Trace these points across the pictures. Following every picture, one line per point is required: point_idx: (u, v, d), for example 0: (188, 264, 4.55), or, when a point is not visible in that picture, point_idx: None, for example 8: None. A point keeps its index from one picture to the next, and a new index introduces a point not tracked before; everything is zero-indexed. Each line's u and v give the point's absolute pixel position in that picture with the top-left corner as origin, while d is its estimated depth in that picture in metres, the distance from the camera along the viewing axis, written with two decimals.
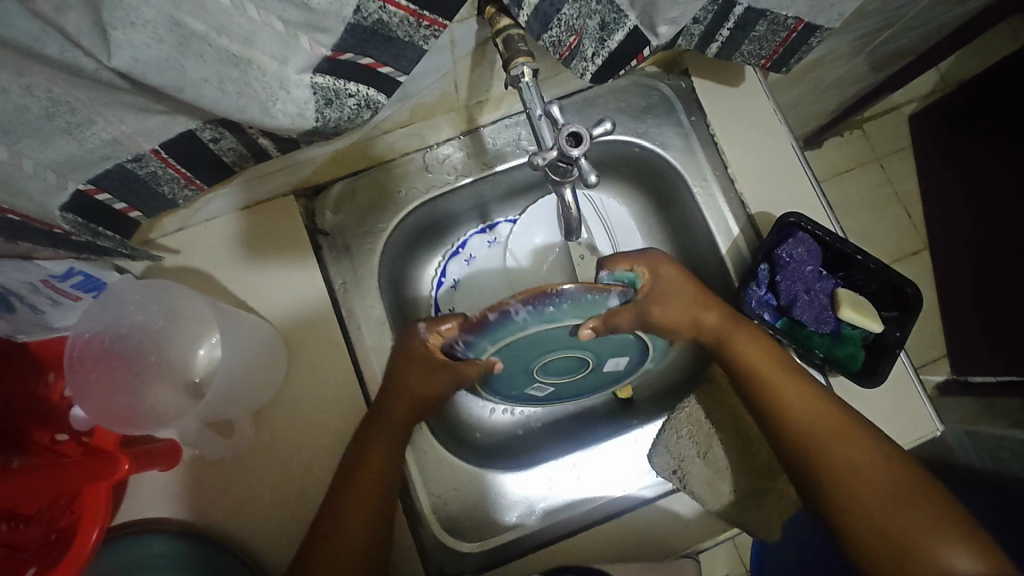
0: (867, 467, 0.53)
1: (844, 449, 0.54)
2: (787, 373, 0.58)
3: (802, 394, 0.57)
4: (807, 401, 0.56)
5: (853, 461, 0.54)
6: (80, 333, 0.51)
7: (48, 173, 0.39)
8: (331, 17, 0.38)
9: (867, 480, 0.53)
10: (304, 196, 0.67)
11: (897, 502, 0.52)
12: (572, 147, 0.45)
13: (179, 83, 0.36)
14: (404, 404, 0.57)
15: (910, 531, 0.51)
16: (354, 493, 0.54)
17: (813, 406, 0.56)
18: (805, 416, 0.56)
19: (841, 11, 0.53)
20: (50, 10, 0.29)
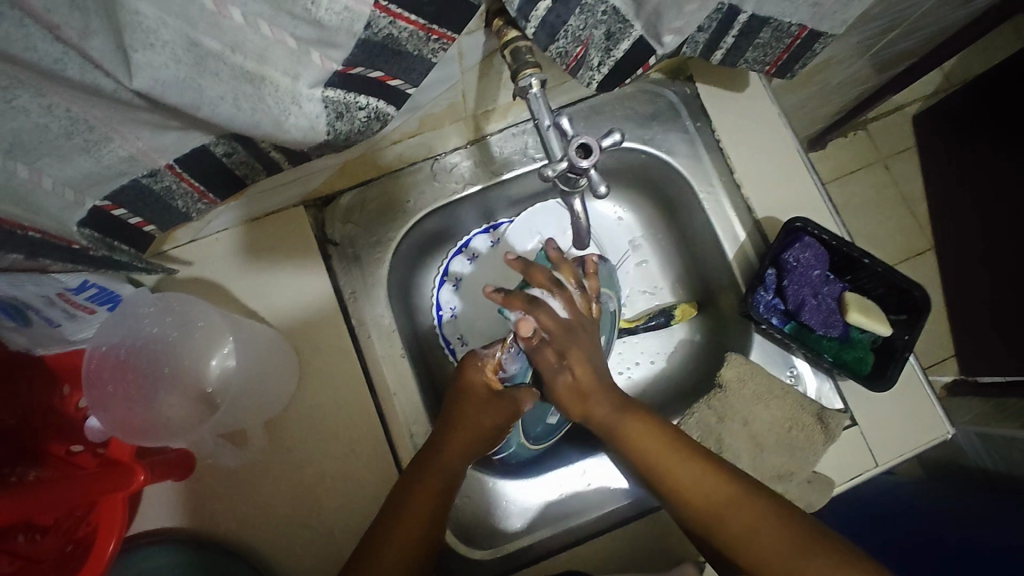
0: (761, 542, 0.51)
1: (732, 523, 0.52)
2: (669, 451, 0.56)
3: (683, 470, 0.55)
4: (693, 480, 0.54)
5: (746, 538, 0.51)
6: (98, 346, 0.52)
7: (66, 190, 0.40)
8: (342, 33, 0.38)
9: (763, 556, 0.50)
10: (314, 207, 0.67)
11: (797, 566, 0.49)
12: (582, 158, 0.45)
13: (195, 101, 0.36)
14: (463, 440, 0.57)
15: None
16: (399, 535, 0.52)
17: (699, 488, 0.54)
18: (694, 494, 0.53)
19: (844, 18, 0.53)
20: (69, 35, 0.30)
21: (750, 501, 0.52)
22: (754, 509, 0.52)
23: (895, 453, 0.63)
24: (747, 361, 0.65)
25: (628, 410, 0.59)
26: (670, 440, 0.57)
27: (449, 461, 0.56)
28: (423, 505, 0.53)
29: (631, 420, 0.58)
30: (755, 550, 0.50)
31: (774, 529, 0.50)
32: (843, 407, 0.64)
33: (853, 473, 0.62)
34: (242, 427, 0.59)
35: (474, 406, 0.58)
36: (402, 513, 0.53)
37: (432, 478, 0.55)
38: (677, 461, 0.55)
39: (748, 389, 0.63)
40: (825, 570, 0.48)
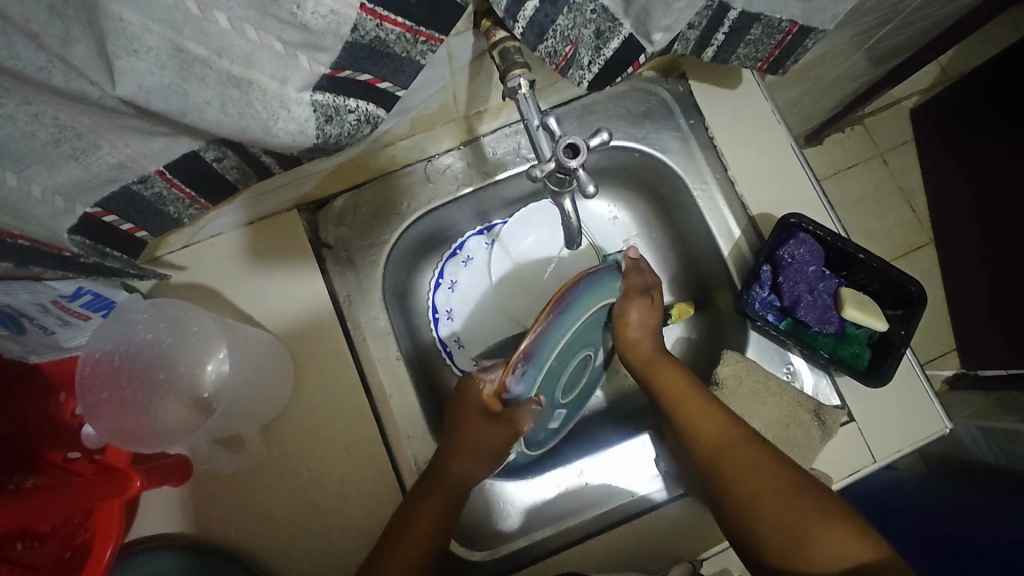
0: (762, 479, 0.54)
1: (737, 456, 0.56)
2: (692, 391, 0.60)
3: (697, 405, 0.59)
4: (705, 414, 0.58)
5: (749, 471, 0.55)
6: (91, 352, 0.52)
7: (56, 197, 0.40)
8: (329, 36, 0.38)
9: (761, 488, 0.54)
10: (308, 210, 0.67)
11: (789, 500, 0.53)
12: (570, 158, 0.45)
13: (180, 106, 0.37)
14: (471, 453, 0.58)
15: (804, 523, 0.51)
16: (405, 547, 0.53)
17: (710, 421, 0.58)
18: (704, 425, 0.58)
19: (834, 13, 0.53)
20: (49, 42, 0.30)
21: (755, 440, 0.56)
22: (758, 450, 0.56)
23: (893, 449, 0.63)
24: (744, 358, 0.64)
25: (664, 356, 0.64)
26: (689, 382, 0.61)
27: (454, 477, 0.57)
28: (429, 518, 0.55)
29: (666, 364, 0.63)
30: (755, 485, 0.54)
31: (766, 474, 0.54)
32: (841, 403, 0.64)
33: (851, 469, 0.62)
34: (238, 431, 0.59)
35: (476, 424, 0.58)
36: (410, 526, 0.54)
37: (438, 491, 0.56)
38: (693, 396, 0.60)
39: (745, 387, 0.63)
40: (815, 504, 0.52)
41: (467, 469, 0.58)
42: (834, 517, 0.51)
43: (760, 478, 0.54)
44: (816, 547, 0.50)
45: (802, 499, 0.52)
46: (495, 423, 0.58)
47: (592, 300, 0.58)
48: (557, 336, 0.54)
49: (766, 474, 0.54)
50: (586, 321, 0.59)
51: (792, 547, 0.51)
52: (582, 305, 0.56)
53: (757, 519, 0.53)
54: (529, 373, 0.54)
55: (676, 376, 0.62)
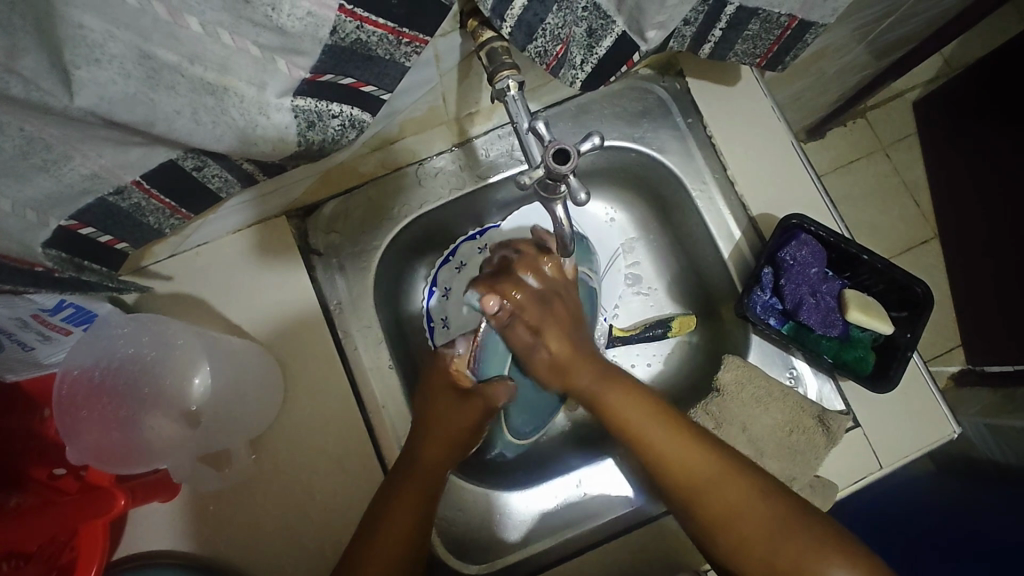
0: (750, 521, 0.51)
1: (721, 495, 0.52)
2: (648, 418, 0.55)
3: (668, 438, 0.54)
4: (688, 453, 0.53)
5: (736, 512, 0.52)
6: (70, 369, 0.51)
7: (28, 212, 0.38)
8: (307, 39, 0.36)
9: (750, 533, 0.51)
10: (296, 217, 0.65)
11: (781, 540, 0.51)
12: (560, 164, 0.43)
13: (149, 117, 0.35)
14: (438, 444, 0.55)
15: (795, 562, 0.50)
16: (378, 561, 0.50)
17: (694, 462, 0.53)
18: (678, 464, 0.53)
19: (835, 7, 0.51)
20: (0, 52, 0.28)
21: (739, 474, 0.53)
22: (743, 482, 0.52)
23: (900, 454, 0.61)
24: (745, 363, 0.63)
25: (613, 380, 0.57)
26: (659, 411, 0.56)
27: (428, 469, 0.55)
28: (399, 527, 0.52)
29: (612, 388, 0.57)
30: (746, 525, 0.51)
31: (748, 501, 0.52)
32: (845, 408, 0.62)
33: (857, 476, 0.60)
34: (226, 446, 0.58)
35: (451, 406, 0.57)
36: (376, 538, 0.51)
37: (408, 496, 0.53)
38: (669, 428, 0.55)
39: (747, 393, 0.61)
40: (807, 544, 0.50)
41: (443, 454, 0.56)
42: (826, 555, 0.50)
43: (743, 506, 0.52)
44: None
45: (796, 537, 0.51)
46: (467, 405, 0.57)
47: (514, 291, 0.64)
48: None
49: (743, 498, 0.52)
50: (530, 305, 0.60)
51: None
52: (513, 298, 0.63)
53: (747, 562, 0.52)
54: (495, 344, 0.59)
55: (629, 403, 0.56)
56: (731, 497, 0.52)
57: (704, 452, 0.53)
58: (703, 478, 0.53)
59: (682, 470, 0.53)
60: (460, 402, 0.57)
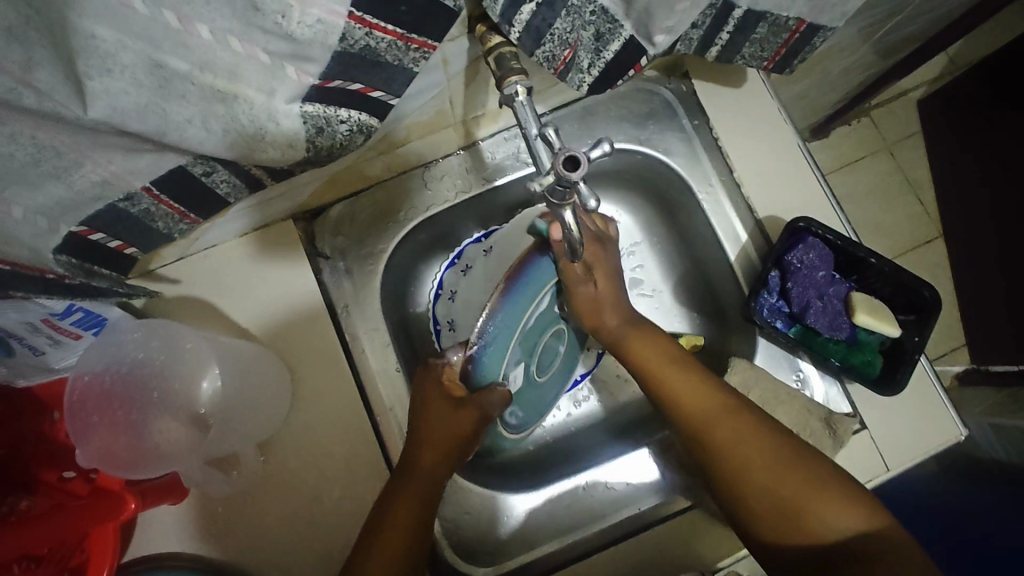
0: (747, 450, 0.52)
1: (729, 436, 0.53)
2: (668, 364, 0.58)
3: (689, 382, 0.56)
4: (695, 389, 0.56)
5: (748, 453, 0.52)
6: (81, 375, 0.52)
7: (38, 219, 0.38)
8: (316, 47, 0.36)
9: (751, 465, 0.52)
10: (303, 219, 0.66)
11: (781, 473, 0.51)
12: (569, 170, 0.44)
13: (160, 126, 0.35)
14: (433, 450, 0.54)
15: (794, 495, 0.50)
16: (375, 560, 0.50)
17: (697, 391, 0.56)
18: (688, 399, 0.55)
19: (843, 10, 0.51)
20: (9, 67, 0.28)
21: (738, 407, 0.54)
22: (751, 430, 0.53)
23: (906, 457, 0.61)
24: (752, 366, 0.63)
25: (640, 329, 0.60)
26: (669, 355, 0.59)
27: (431, 469, 0.54)
28: (396, 533, 0.51)
29: (637, 338, 0.60)
30: (745, 456, 0.52)
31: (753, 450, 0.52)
32: (852, 411, 0.62)
33: (864, 479, 0.60)
34: (234, 450, 0.57)
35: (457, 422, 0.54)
36: (378, 533, 0.52)
37: (407, 498, 0.53)
38: (683, 369, 0.57)
39: (754, 396, 0.61)
40: (807, 478, 0.50)
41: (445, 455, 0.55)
42: (824, 493, 0.50)
43: (751, 458, 0.52)
44: (805, 519, 0.49)
45: (795, 472, 0.51)
46: (461, 411, 0.54)
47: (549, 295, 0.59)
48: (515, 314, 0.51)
49: (750, 449, 0.52)
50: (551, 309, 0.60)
51: (779, 520, 0.50)
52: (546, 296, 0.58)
53: (748, 494, 0.52)
54: (495, 346, 0.51)
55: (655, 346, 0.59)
56: (740, 446, 0.53)
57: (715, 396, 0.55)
58: (717, 422, 0.54)
59: (699, 411, 0.55)
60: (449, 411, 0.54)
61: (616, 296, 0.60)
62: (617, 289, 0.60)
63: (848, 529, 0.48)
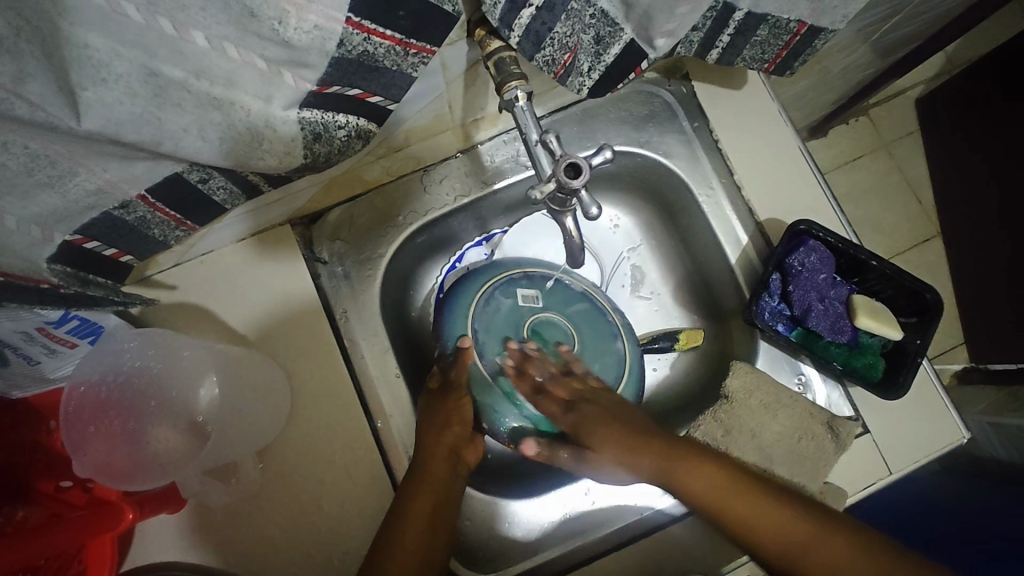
0: (771, 521, 0.50)
1: (788, 541, 0.49)
2: (701, 473, 0.54)
3: (725, 493, 0.53)
4: (710, 478, 0.54)
5: (806, 555, 0.49)
6: (75, 386, 0.51)
7: (32, 228, 0.38)
8: (314, 53, 0.36)
9: (786, 538, 0.49)
10: (301, 224, 0.65)
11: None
12: (571, 178, 0.44)
13: (156, 136, 0.35)
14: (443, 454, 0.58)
15: None
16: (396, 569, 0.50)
17: (709, 477, 0.54)
18: (738, 514, 0.51)
19: (845, 13, 0.51)
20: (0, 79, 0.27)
21: (771, 498, 0.52)
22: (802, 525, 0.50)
23: (910, 460, 0.61)
24: (753, 370, 0.62)
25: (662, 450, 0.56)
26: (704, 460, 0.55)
27: (435, 474, 0.56)
28: (416, 525, 0.53)
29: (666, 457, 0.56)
30: (783, 540, 0.50)
31: (818, 553, 0.48)
32: (853, 414, 0.62)
33: (866, 483, 0.60)
34: (234, 459, 0.57)
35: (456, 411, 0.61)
36: (393, 538, 0.52)
37: (419, 510, 0.53)
38: (721, 482, 0.53)
39: (756, 400, 0.61)
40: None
41: (448, 468, 0.58)
42: None
43: (819, 563, 0.48)
44: None
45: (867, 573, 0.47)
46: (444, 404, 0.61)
47: (514, 283, 0.67)
48: (462, 319, 0.64)
49: (811, 551, 0.49)
50: (507, 296, 0.66)
51: None
52: (502, 291, 0.66)
53: None
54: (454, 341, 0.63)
55: (682, 468, 0.55)
56: (803, 550, 0.49)
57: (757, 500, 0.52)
58: (768, 527, 0.50)
59: (751, 527, 0.51)
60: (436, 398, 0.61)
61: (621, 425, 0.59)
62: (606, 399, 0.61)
63: None
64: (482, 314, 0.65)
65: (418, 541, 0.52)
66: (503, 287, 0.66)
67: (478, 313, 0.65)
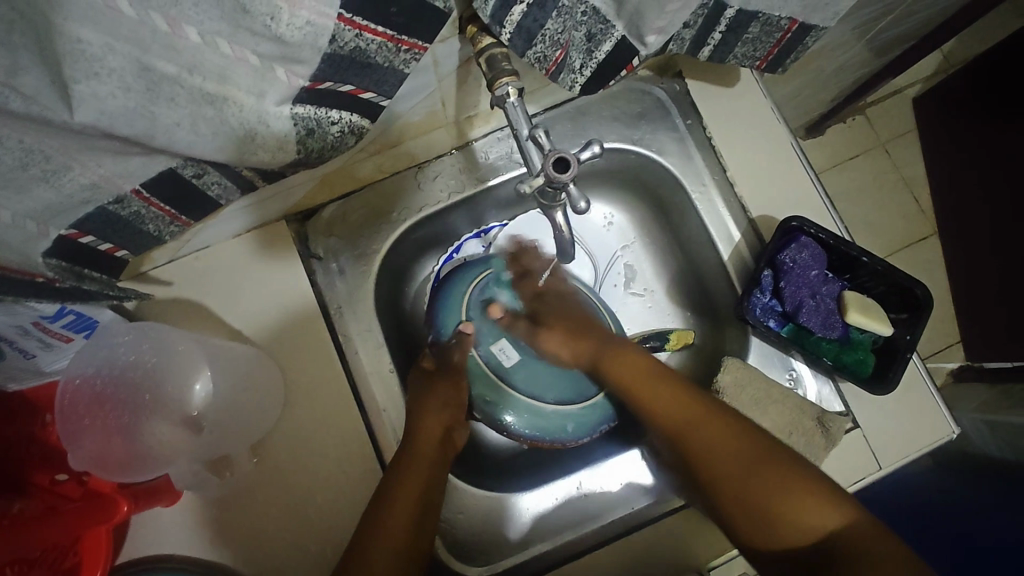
0: (703, 426, 0.55)
1: (704, 431, 0.55)
2: (634, 369, 0.61)
3: (655, 387, 0.59)
4: (665, 394, 0.58)
5: (710, 445, 0.54)
6: (71, 378, 0.51)
7: (28, 222, 0.38)
8: (306, 49, 0.36)
9: (709, 443, 0.54)
10: (296, 221, 0.65)
11: (746, 463, 0.52)
12: (560, 173, 0.45)
13: (149, 130, 0.35)
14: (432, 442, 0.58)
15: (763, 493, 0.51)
16: (380, 558, 0.51)
17: (632, 369, 0.61)
18: (660, 403, 0.58)
19: (836, 10, 0.51)
20: None
21: (693, 390, 0.58)
22: (712, 418, 0.55)
23: (899, 455, 0.61)
24: (745, 365, 0.63)
25: (608, 352, 0.63)
26: (641, 362, 0.61)
27: (423, 463, 0.57)
28: (401, 515, 0.53)
29: (614, 355, 0.62)
30: (691, 426, 0.56)
31: (711, 435, 0.55)
32: (844, 409, 0.62)
33: (856, 478, 0.60)
34: (227, 452, 0.58)
35: (443, 392, 0.62)
36: (379, 529, 0.52)
37: (405, 499, 0.53)
38: (656, 382, 0.59)
39: (747, 395, 0.61)
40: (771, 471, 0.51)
41: (437, 459, 0.58)
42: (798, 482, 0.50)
43: (718, 448, 0.54)
44: (780, 515, 0.50)
45: (760, 458, 0.52)
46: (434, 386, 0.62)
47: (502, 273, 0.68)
48: (456, 306, 0.66)
49: (709, 438, 0.54)
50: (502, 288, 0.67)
51: (749, 510, 0.51)
52: (493, 281, 0.68)
53: (721, 488, 0.53)
54: (448, 327, 0.64)
55: (630, 364, 0.61)
56: (704, 436, 0.55)
57: (685, 395, 0.58)
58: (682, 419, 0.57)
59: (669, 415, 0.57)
60: (427, 382, 0.62)
61: (581, 325, 0.66)
62: (580, 327, 0.66)
63: (829, 525, 0.48)
64: (476, 304, 0.66)
65: (403, 532, 0.53)
66: (500, 279, 0.68)
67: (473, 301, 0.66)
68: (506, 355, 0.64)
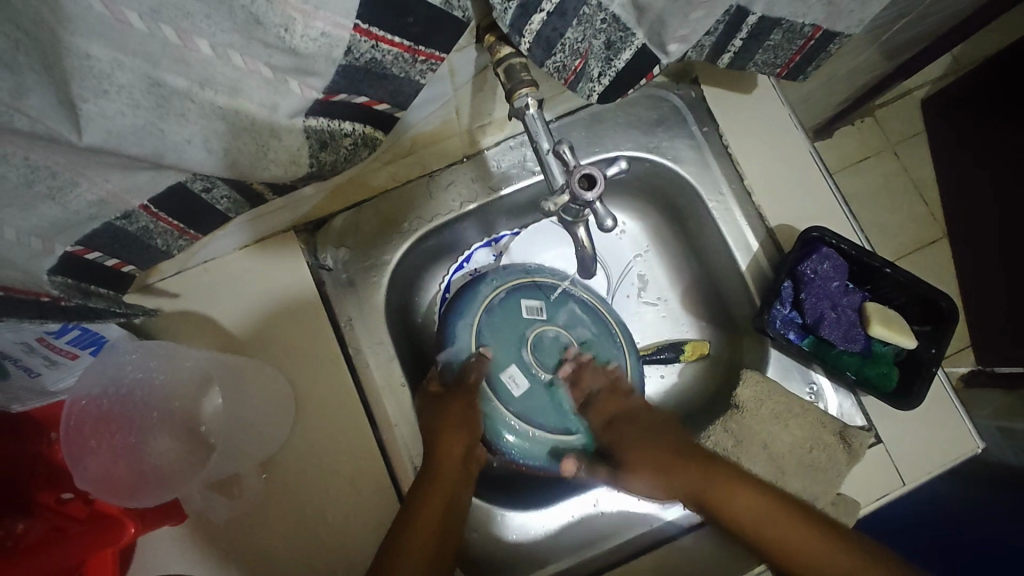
0: (786, 526, 0.54)
1: (796, 539, 0.53)
2: (743, 496, 0.56)
3: (759, 510, 0.55)
4: (755, 505, 0.55)
5: (802, 550, 0.53)
6: (78, 399, 0.50)
7: (33, 239, 0.36)
8: (321, 61, 0.35)
9: (800, 546, 0.53)
10: (305, 231, 0.64)
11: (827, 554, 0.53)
12: (585, 189, 0.44)
13: (158, 148, 0.34)
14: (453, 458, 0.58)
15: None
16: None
17: (758, 501, 0.55)
18: (771, 537, 0.54)
19: (861, 17, 0.50)
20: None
21: (756, 487, 0.56)
22: (786, 514, 0.54)
23: (923, 471, 0.60)
24: (764, 378, 0.62)
25: (719, 481, 0.57)
26: (744, 482, 0.57)
27: (444, 482, 0.56)
28: (423, 535, 0.52)
29: (727, 486, 0.57)
30: (790, 540, 0.53)
31: (809, 541, 0.53)
32: (866, 423, 0.61)
33: (878, 496, 0.59)
34: (236, 471, 0.56)
35: (459, 413, 0.60)
36: (401, 547, 0.51)
37: (427, 517, 0.53)
38: (748, 494, 0.56)
39: (767, 409, 0.60)
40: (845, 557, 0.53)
41: (459, 477, 0.57)
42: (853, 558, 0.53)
43: (810, 558, 0.53)
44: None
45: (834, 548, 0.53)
46: (444, 410, 0.60)
47: (518, 294, 0.66)
48: (468, 323, 0.64)
49: (815, 550, 0.53)
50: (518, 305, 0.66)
51: None
52: (504, 303, 0.66)
53: None
54: (460, 348, 0.64)
55: (744, 500, 0.55)
56: (811, 552, 0.53)
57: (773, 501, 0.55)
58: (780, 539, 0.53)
59: (786, 550, 0.53)
60: (437, 404, 0.61)
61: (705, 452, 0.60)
62: (676, 453, 0.61)
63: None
64: (490, 322, 0.65)
65: (426, 551, 0.52)
66: (517, 295, 0.66)
67: (485, 319, 0.65)
68: (515, 382, 0.64)
